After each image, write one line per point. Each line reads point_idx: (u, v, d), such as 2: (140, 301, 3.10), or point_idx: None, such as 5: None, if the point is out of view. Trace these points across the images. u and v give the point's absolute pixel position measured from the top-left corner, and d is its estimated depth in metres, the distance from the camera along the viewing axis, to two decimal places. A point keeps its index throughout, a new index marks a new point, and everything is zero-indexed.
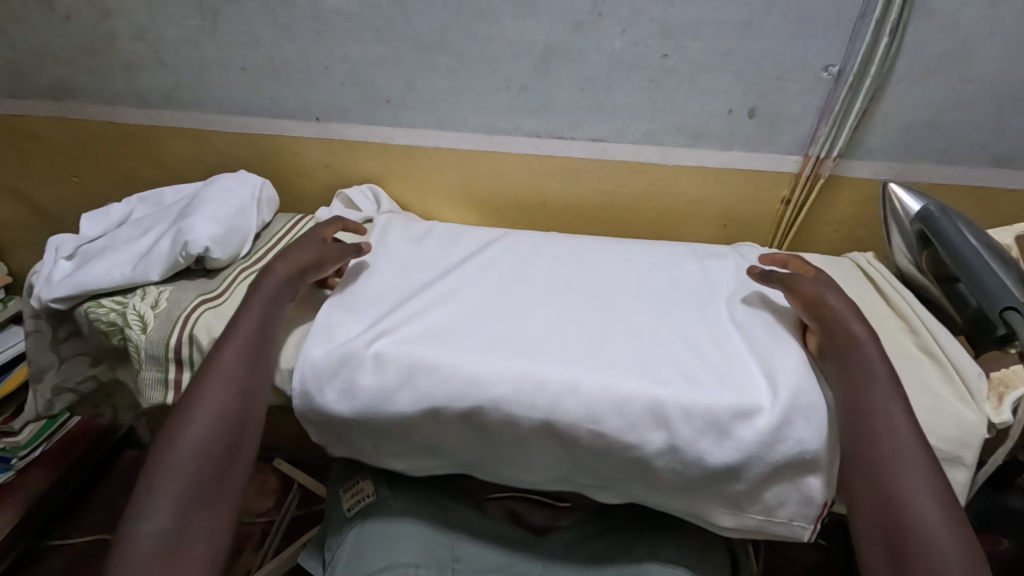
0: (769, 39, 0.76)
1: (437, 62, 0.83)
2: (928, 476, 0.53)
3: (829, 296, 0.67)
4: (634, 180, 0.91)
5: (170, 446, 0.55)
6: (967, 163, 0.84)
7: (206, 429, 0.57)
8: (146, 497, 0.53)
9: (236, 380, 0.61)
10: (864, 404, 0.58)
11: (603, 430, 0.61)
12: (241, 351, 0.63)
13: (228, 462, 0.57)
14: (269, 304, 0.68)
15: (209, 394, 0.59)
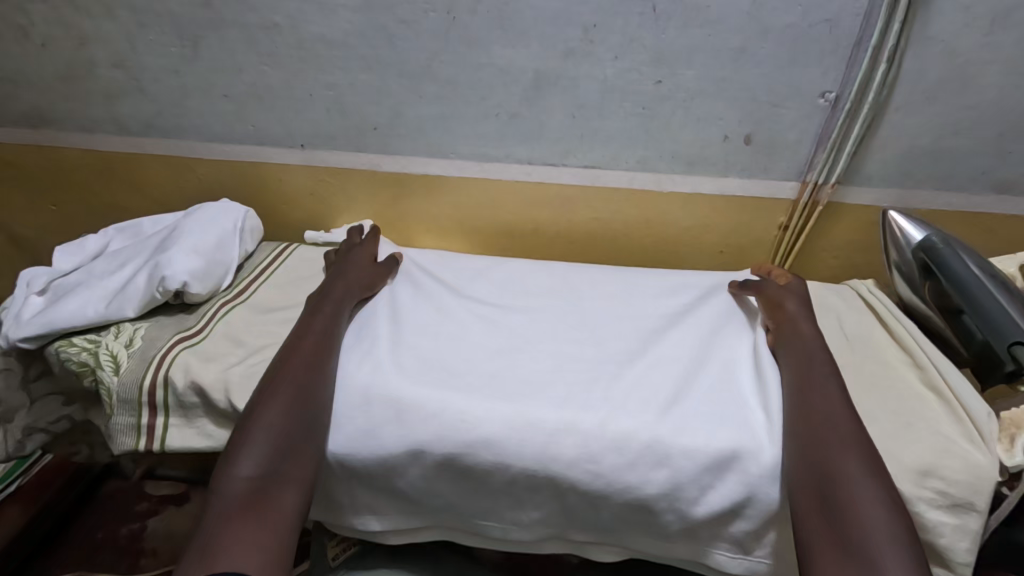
0: (765, 66, 0.74)
1: (425, 89, 0.81)
2: (857, 453, 0.53)
3: (801, 320, 0.68)
4: (629, 208, 0.89)
5: (259, 405, 0.59)
6: (967, 189, 0.82)
7: (291, 390, 0.61)
8: (239, 449, 0.56)
9: (316, 353, 0.65)
10: (808, 397, 0.59)
11: (599, 473, 0.58)
12: (316, 336, 0.67)
13: (313, 418, 0.60)
14: (339, 298, 0.74)
15: (293, 362, 0.63)
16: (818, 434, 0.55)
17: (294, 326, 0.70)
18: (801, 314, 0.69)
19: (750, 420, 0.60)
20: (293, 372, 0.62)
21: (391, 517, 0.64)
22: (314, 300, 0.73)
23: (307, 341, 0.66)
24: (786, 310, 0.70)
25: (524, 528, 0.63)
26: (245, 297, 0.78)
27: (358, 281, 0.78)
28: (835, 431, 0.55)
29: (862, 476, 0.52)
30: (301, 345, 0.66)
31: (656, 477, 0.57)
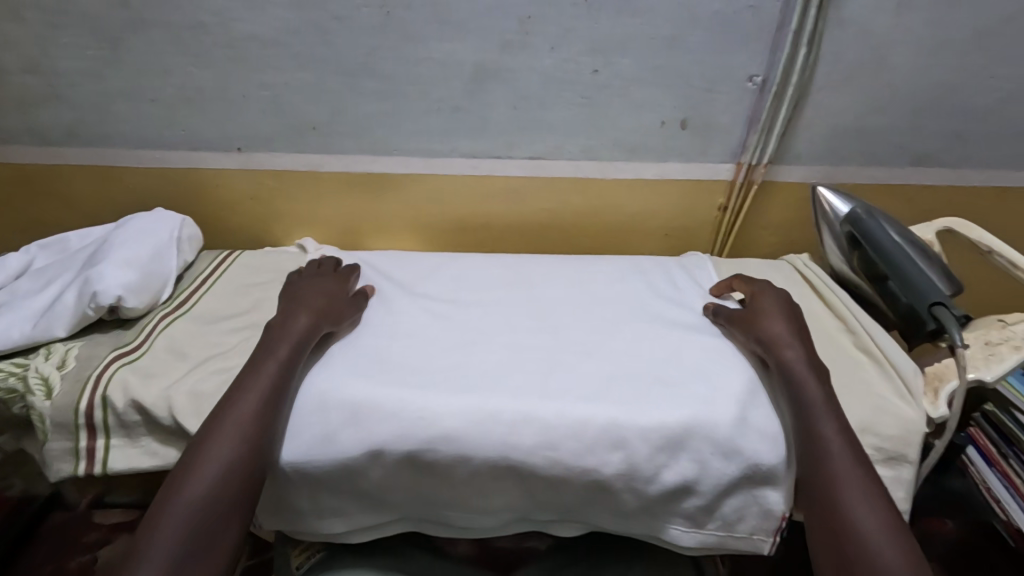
0: (697, 53, 0.77)
1: (364, 86, 0.80)
2: (877, 513, 0.51)
3: (784, 345, 0.65)
4: (575, 198, 0.90)
5: (182, 482, 0.52)
6: (888, 163, 0.88)
7: (218, 466, 0.53)
8: (147, 539, 0.49)
9: (257, 418, 0.57)
10: (807, 433, 0.57)
11: (559, 457, 0.59)
12: (261, 396, 0.59)
13: (238, 502, 0.53)
14: (298, 338, 0.66)
15: (225, 428, 0.56)
16: (829, 480, 0.54)
17: (237, 373, 0.62)
18: (785, 333, 0.66)
19: (707, 393, 0.63)
20: (222, 445, 0.55)
21: (353, 520, 0.64)
22: (264, 343, 0.65)
23: (250, 400, 0.58)
24: (767, 334, 0.67)
25: (490, 516, 0.64)
26: (186, 308, 0.75)
27: (322, 309, 0.70)
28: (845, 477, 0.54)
29: (881, 526, 0.51)
30: (240, 407, 0.58)
31: (614, 457, 0.59)
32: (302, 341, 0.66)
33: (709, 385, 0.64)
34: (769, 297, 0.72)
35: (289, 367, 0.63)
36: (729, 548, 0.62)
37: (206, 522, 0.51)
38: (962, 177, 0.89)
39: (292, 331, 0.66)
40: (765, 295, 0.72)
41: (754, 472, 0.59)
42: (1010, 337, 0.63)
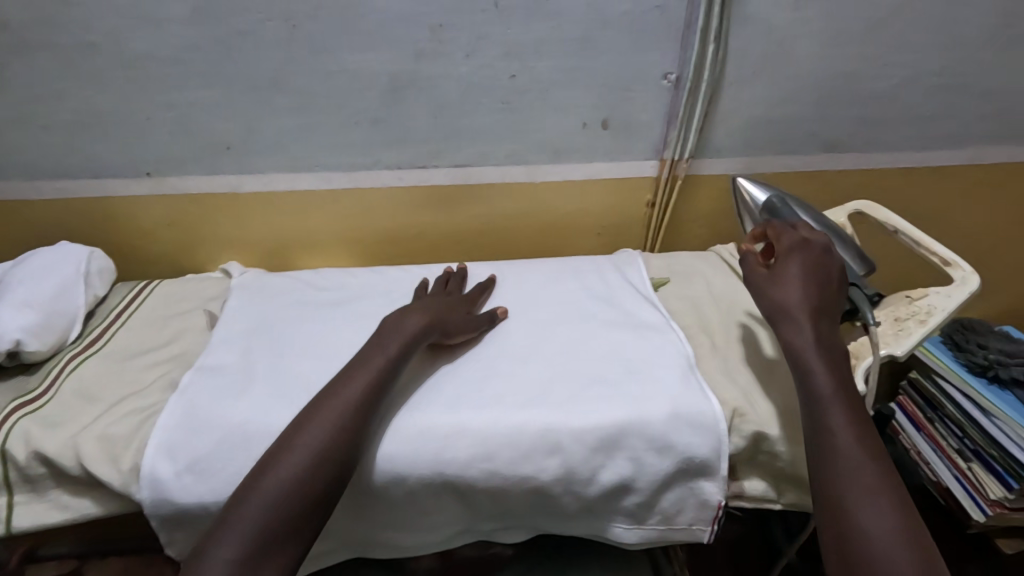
0: (610, 53, 0.78)
1: (276, 102, 0.77)
2: (883, 515, 0.49)
3: (793, 326, 0.60)
4: (505, 202, 0.90)
5: (262, 472, 0.51)
6: (802, 151, 0.91)
7: (300, 463, 0.52)
8: (225, 522, 0.49)
9: (344, 424, 0.55)
10: (818, 422, 0.55)
11: (497, 467, 0.58)
12: (348, 407, 0.56)
13: (300, 522, 0.50)
14: (411, 339, 0.63)
15: (314, 426, 0.54)
16: (829, 472, 0.52)
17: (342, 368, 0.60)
18: (795, 309, 0.61)
19: (641, 389, 0.63)
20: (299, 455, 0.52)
21: None
22: (377, 338, 0.63)
23: (339, 402, 0.56)
24: (785, 306, 0.62)
25: (434, 533, 0.63)
26: (99, 345, 0.71)
27: (440, 321, 0.67)
28: (851, 471, 0.52)
29: (888, 525, 0.48)
30: (329, 414, 0.55)
31: (551, 463, 0.59)
32: (406, 350, 0.62)
33: (643, 380, 0.64)
34: (796, 264, 0.64)
35: (382, 380, 0.59)
36: (671, 540, 0.64)
37: (268, 536, 0.49)
38: (871, 160, 0.93)
39: (413, 334, 0.64)
40: (793, 257, 0.65)
41: (688, 463, 0.60)
42: (916, 311, 0.66)
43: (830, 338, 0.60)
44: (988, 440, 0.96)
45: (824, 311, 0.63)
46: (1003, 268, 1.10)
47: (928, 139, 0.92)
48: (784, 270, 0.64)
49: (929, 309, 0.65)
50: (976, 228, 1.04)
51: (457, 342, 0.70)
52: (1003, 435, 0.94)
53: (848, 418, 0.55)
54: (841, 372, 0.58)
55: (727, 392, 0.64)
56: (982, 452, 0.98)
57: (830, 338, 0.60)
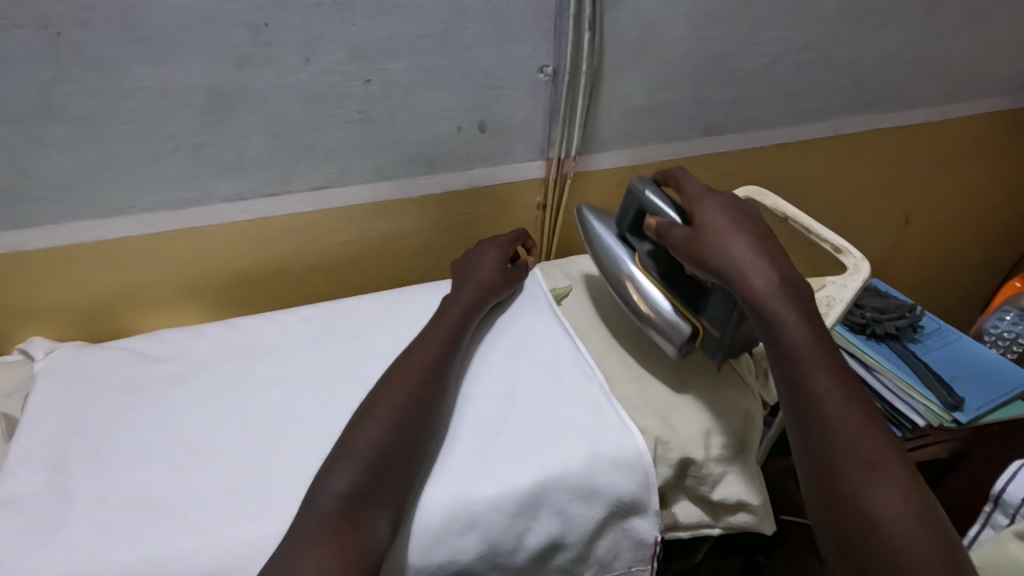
0: (475, 48, 0.68)
1: (54, 133, 0.59)
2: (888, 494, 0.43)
3: (748, 273, 0.54)
4: (381, 223, 0.79)
5: (367, 414, 0.53)
6: (685, 137, 0.88)
7: (397, 403, 0.54)
8: (334, 465, 0.49)
9: (435, 368, 0.58)
10: (796, 385, 0.49)
11: (408, 559, 0.49)
12: (432, 358, 0.59)
13: (397, 464, 0.50)
14: (471, 306, 0.66)
15: (409, 374, 0.56)
16: (828, 452, 0.46)
17: (417, 336, 0.63)
18: (738, 250, 0.55)
19: (558, 435, 0.56)
20: (388, 404, 0.53)
21: None
22: (443, 305, 0.66)
23: (424, 358, 0.59)
24: (732, 258, 0.55)
25: None
26: None
27: (488, 282, 0.69)
28: (849, 449, 0.45)
29: (896, 507, 0.42)
30: (412, 366, 0.58)
31: (471, 542, 0.51)
32: (469, 313, 0.65)
33: (561, 425, 0.57)
34: (716, 211, 0.59)
35: (453, 336, 0.62)
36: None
37: (374, 474, 0.49)
38: (749, 140, 0.93)
39: (470, 293, 0.67)
40: (707, 207, 0.60)
41: (617, 508, 0.55)
42: (817, 304, 0.65)
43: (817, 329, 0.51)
44: (873, 393, 1.00)
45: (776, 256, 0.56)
46: (869, 227, 1.16)
47: (798, 115, 0.93)
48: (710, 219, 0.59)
49: (829, 301, 0.65)
50: (844, 194, 1.09)
51: (512, 300, 0.72)
52: (886, 387, 1.00)
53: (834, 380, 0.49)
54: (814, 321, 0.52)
55: (647, 419, 0.59)
56: (867, 405, 1.03)
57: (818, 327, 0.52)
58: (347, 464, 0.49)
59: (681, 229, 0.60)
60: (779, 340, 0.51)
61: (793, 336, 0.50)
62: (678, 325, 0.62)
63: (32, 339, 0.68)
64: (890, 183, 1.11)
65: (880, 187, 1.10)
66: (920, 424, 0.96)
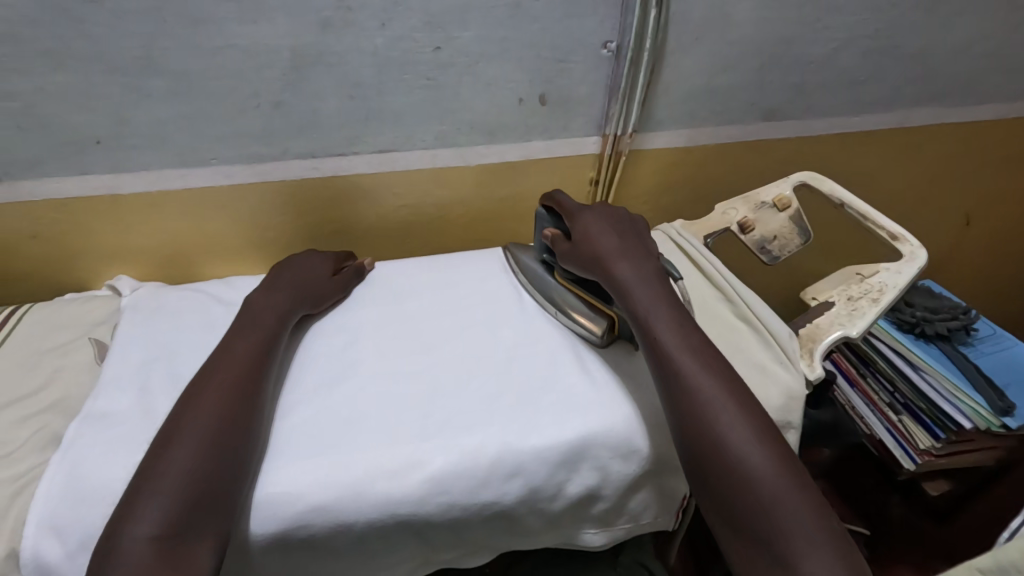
0: (543, 21, 0.70)
1: (151, 85, 0.64)
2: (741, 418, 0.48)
3: (615, 260, 0.61)
4: (437, 189, 0.82)
5: (169, 444, 0.48)
6: (743, 121, 0.88)
7: (208, 425, 0.50)
8: (135, 508, 0.44)
9: (246, 383, 0.54)
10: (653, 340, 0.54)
11: (456, 494, 0.53)
12: (239, 373, 0.55)
13: (213, 487, 0.47)
14: (278, 319, 0.63)
15: (211, 397, 0.52)
16: (690, 394, 0.50)
17: (212, 355, 0.58)
18: (607, 238, 0.64)
19: (601, 396, 0.59)
20: (194, 428, 0.49)
21: None
22: (239, 325, 0.61)
23: (232, 374, 0.55)
24: (598, 252, 0.62)
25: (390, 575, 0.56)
26: None
27: (305, 291, 0.67)
28: (700, 382, 0.50)
29: (746, 433, 0.47)
30: (211, 387, 0.53)
31: (513, 484, 0.54)
32: (275, 328, 0.62)
33: (604, 388, 0.60)
34: (589, 215, 0.67)
35: (257, 350, 0.58)
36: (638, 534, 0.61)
37: (191, 504, 0.45)
38: (807, 127, 0.92)
39: (285, 301, 0.64)
40: (585, 214, 0.67)
41: (656, 468, 0.57)
42: (868, 289, 0.66)
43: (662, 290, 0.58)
44: (918, 395, 0.93)
45: (636, 245, 0.64)
46: (924, 225, 1.13)
47: (861, 104, 0.91)
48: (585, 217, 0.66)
49: (881, 287, 0.66)
50: (902, 189, 1.06)
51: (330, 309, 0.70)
52: (932, 388, 0.92)
53: (678, 328, 0.55)
54: (665, 290, 0.59)
55: None
56: (911, 405, 0.95)
57: (668, 293, 0.58)
58: (155, 501, 0.45)
59: (562, 244, 0.67)
60: (630, 301, 0.58)
61: (641, 298, 0.57)
62: (593, 320, 0.64)
63: (120, 278, 0.75)
64: (952, 181, 1.07)
65: (940, 185, 1.07)
66: (965, 425, 0.87)
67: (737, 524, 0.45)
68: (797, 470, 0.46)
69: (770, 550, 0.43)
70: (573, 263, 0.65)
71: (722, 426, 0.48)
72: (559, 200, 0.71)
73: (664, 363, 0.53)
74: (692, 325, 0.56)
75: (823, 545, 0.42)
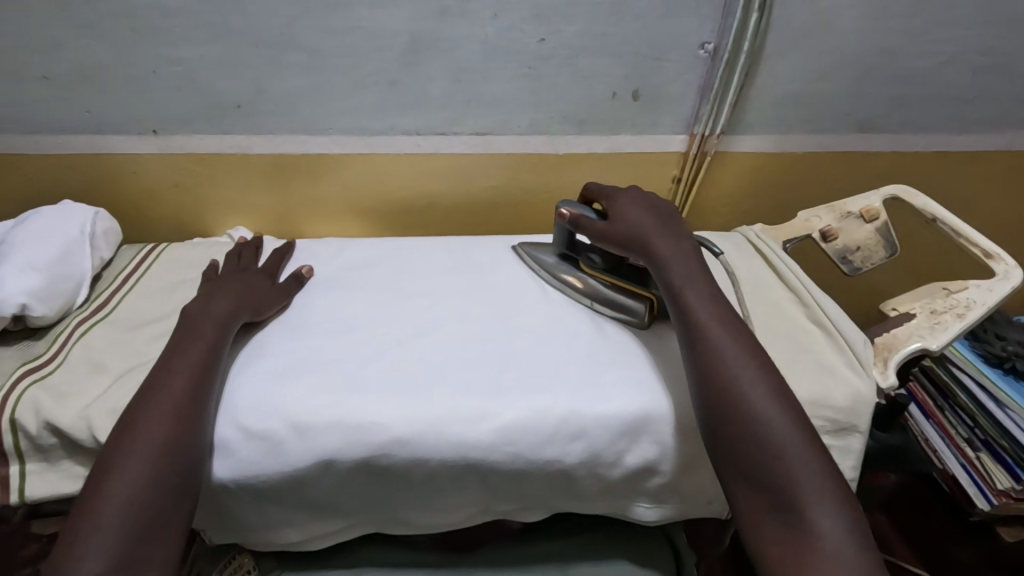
0: (644, 19, 0.73)
1: (289, 59, 0.73)
2: (760, 383, 0.50)
3: (652, 235, 0.64)
4: (526, 174, 0.87)
5: (107, 475, 0.46)
6: (835, 130, 0.87)
7: (151, 453, 0.48)
8: (74, 549, 0.43)
9: (189, 403, 0.52)
10: (683, 309, 0.57)
11: (523, 446, 0.57)
12: (183, 390, 0.53)
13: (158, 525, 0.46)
14: (218, 325, 0.60)
15: (146, 425, 0.49)
16: (716, 361, 0.52)
17: (149, 374, 0.55)
18: (646, 213, 0.66)
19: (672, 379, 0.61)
20: (135, 457, 0.47)
21: (303, 527, 0.60)
22: (177, 336, 0.58)
23: (172, 394, 0.52)
24: (634, 229, 0.65)
25: (451, 516, 0.62)
26: (108, 310, 0.70)
27: (249, 299, 0.65)
28: (721, 345, 0.53)
29: (766, 396, 0.49)
30: (148, 409, 0.51)
31: (576, 446, 0.57)
32: (219, 335, 0.59)
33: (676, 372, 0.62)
34: (624, 197, 0.69)
35: (202, 362, 0.56)
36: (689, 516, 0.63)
37: (136, 542, 0.44)
38: (904, 142, 0.90)
39: (221, 309, 0.62)
40: (620, 197, 0.70)
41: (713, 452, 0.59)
42: (954, 304, 0.65)
43: (697, 264, 0.61)
44: (998, 430, 0.86)
45: (668, 221, 0.66)
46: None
47: (966, 122, 0.88)
48: (620, 197, 0.70)
49: (968, 303, 0.65)
50: (1003, 216, 1.01)
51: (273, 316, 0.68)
52: (1017, 426, 0.84)
53: (704, 296, 0.57)
54: (697, 263, 0.61)
55: None
56: (992, 443, 0.88)
57: (697, 266, 0.61)
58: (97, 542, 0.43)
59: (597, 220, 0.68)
60: (665, 272, 0.60)
61: (671, 268, 0.60)
62: (635, 303, 0.67)
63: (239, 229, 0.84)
64: None
65: None
66: None
67: (752, 478, 0.47)
68: (811, 431, 0.48)
69: (778, 499, 0.45)
70: (608, 241, 0.67)
71: (747, 391, 0.49)
72: (594, 190, 0.74)
73: (691, 329, 0.55)
74: (717, 292, 0.58)
75: (833, 492, 0.44)
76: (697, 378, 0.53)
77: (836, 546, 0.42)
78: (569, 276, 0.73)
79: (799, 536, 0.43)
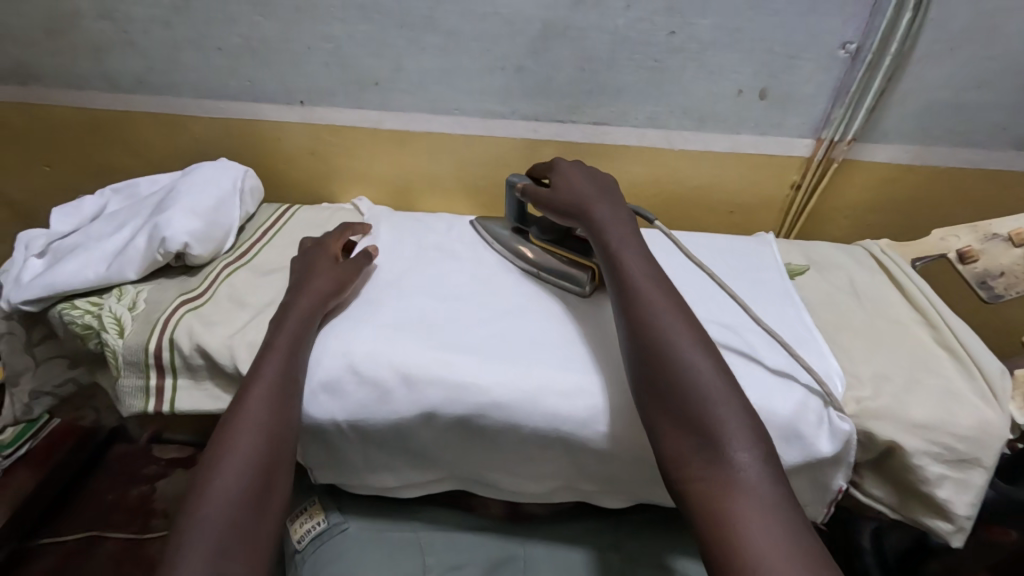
0: (783, 15, 0.71)
1: (428, 40, 0.78)
2: (688, 337, 0.51)
3: (594, 203, 0.65)
4: (640, 167, 0.87)
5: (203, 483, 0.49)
6: (986, 145, 0.80)
7: (243, 462, 0.50)
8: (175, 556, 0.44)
9: (280, 420, 0.54)
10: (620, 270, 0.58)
11: (616, 429, 0.57)
12: (264, 398, 0.55)
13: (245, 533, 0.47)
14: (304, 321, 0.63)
15: (241, 428, 0.53)
16: (649, 319, 0.53)
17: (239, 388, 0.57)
18: (585, 181, 0.68)
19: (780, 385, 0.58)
20: (228, 470, 0.50)
21: (398, 472, 0.65)
22: (267, 342, 0.61)
23: (261, 407, 0.54)
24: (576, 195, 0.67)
25: (534, 485, 0.64)
26: (249, 257, 0.78)
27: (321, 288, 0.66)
28: (654, 300, 0.54)
29: (695, 351, 0.50)
30: (237, 419, 0.53)
31: None
32: (302, 329, 0.62)
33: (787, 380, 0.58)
34: (576, 166, 0.71)
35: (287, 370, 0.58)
36: None
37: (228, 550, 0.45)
38: None
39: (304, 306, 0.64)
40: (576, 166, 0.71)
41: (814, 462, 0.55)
42: None
43: (631, 230, 0.63)
44: None
45: (609, 193, 0.68)
46: None
47: None
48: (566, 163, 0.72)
49: None
50: None
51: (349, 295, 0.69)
52: None
53: (642, 261, 0.59)
54: (637, 234, 0.63)
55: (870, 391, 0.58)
56: None
57: (632, 232, 0.62)
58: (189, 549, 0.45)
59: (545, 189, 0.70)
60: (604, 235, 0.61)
61: (612, 233, 0.62)
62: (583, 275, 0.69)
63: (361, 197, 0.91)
64: None
65: None
66: None
67: (684, 422, 0.46)
68: (733, 380, 0.48)
69: (705, 442, 0.45)
70: (549, 209, 0.69)
71: (682, 349, 0.50)
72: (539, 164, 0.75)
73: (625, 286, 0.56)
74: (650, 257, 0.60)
75: (744, 427, 0.45)
76: (630, 333, 0.53)
77: (753, 477, 0.43)
78: (529, 252, 0.74)
79: (718, 469, 0.44)
